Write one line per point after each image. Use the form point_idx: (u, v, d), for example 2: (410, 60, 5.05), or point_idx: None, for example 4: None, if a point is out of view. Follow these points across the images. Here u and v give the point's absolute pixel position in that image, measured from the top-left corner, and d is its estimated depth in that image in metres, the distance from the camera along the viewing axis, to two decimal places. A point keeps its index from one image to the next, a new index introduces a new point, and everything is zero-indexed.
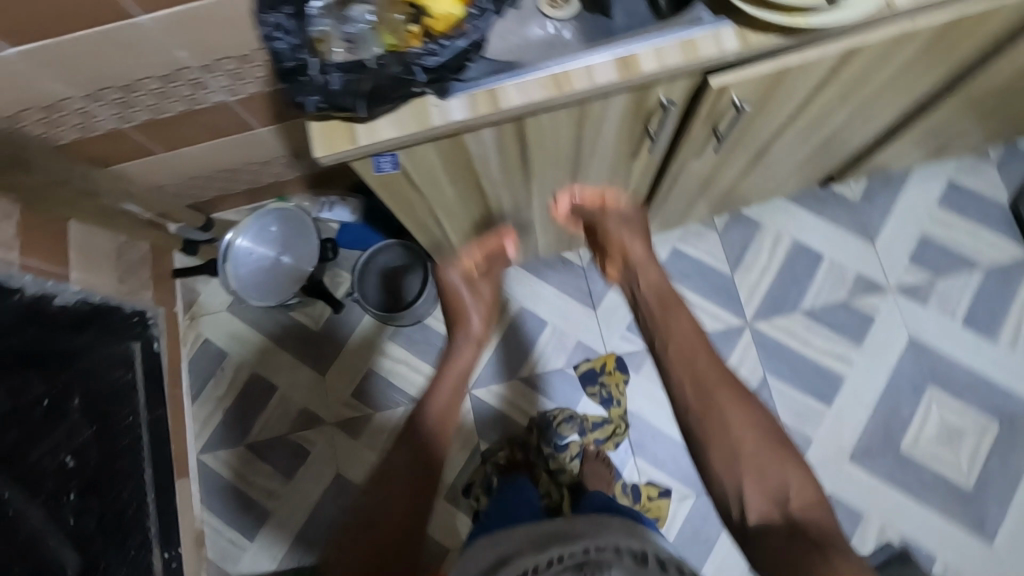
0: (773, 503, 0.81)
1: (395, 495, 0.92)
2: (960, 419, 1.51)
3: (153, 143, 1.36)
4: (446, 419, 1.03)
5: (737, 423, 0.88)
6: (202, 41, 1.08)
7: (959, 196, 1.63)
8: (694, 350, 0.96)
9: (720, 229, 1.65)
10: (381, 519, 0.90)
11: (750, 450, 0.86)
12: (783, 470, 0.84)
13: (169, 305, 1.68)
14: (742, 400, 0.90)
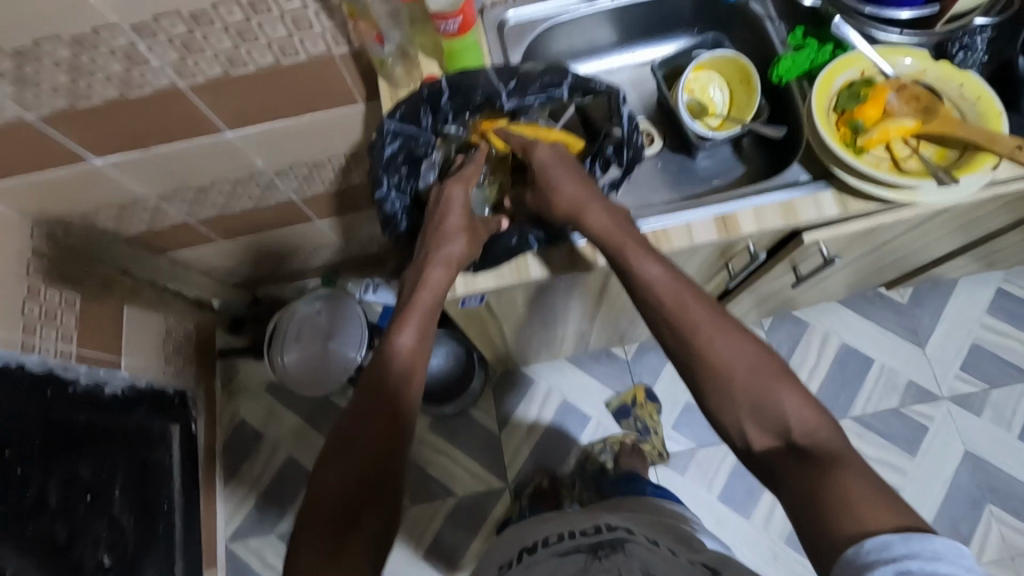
0: (774, 434, 0.68)
1: (365, 438, 0.75)
2: (1022, 542, 1.44)
3: (215, 232, 1.38)
4: (420, 353, 0.80)
5: (729, 363, 0.71)
6: (282, 150, 1.11)
7: (1010, 303, 1.62)
8: (677, 303, 0.74)
9: (766, 328, 1.65)
10: (350, 471, 0.74)
11: (744, 392, 0.70)
12: (786, 394, 0.69)
13: (209, 383, 1.67)
14: (725, 329, 0.73)
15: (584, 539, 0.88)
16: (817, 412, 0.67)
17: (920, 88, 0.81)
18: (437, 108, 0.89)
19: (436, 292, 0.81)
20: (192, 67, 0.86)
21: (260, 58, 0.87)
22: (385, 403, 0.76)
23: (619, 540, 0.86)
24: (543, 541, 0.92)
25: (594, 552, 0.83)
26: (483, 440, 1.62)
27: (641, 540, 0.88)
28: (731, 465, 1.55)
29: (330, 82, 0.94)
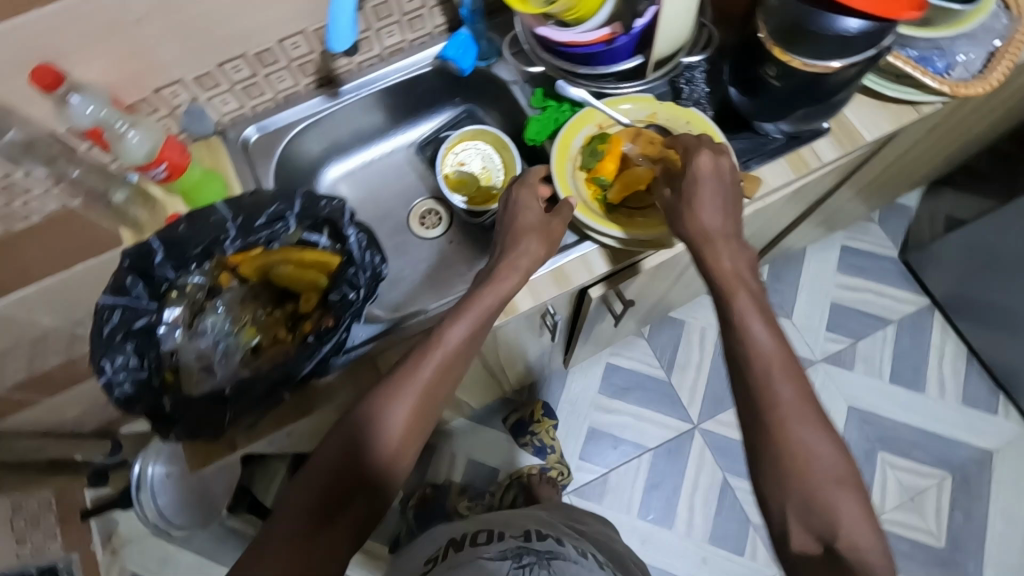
0: (816, 542, 0.60)
1: (334, 497, 0.60)
2: (917, 479, 1.52)
3: (39, 393, 1.26)
4: (413, 437, 0.66)
5: (800, 442, 0.62)
6: (71, 303, 1.01)
7: (856, 258, 1.72)
8: (767, 370, 0.64)
9: (648, 335, 1.68)
10: (312, 536, 0.58)
11: (800, 487, 0.61)
12: (840, 494, 0.60)
13: (85, 546, 1.51)
14: (808, 415, 0.62)
15: (512, 544, 0.91)
16: (876, 536, 0.59)
17: (654, 130, 0.76)
18: (149, 271, 0.72)
19: (459, 359, 0.69)
20: None
21: None
22: (364, 469, 0.63)
23: (547, 552, 0.90)
24: (471, 539, 0.93)
25: (522, 559, 0.86)
26: (396, 523, 1.55)
27: (571, 552, 0.92)
28: (644, 481, 1.55)
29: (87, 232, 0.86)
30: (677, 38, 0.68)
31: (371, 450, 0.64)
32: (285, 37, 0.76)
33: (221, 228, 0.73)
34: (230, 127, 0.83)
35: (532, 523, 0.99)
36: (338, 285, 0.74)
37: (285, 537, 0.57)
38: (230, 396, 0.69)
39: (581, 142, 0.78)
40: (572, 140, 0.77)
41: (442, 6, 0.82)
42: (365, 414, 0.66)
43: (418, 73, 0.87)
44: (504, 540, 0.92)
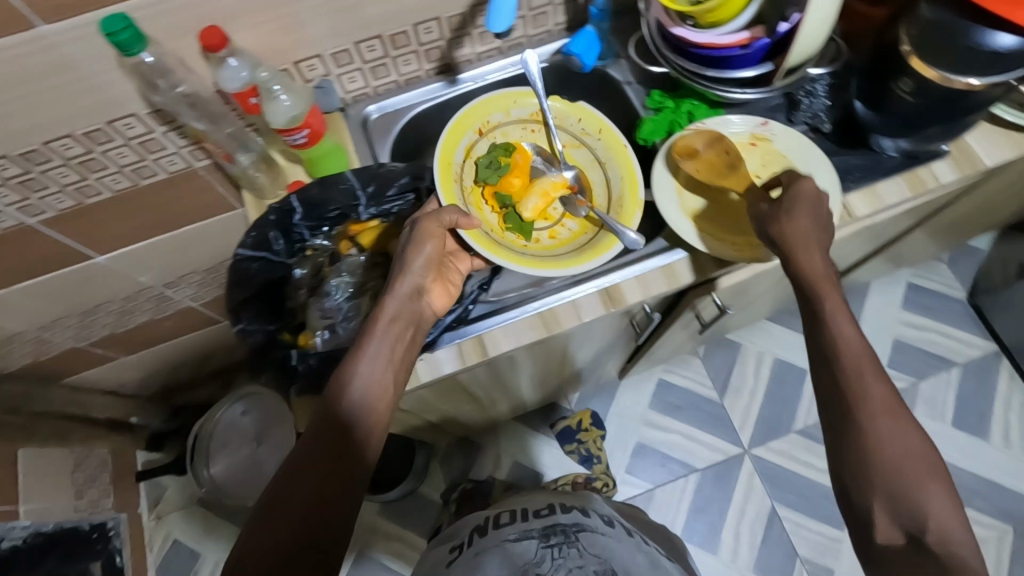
0: (903, 529, 0.61)
1: (331, 469, 0.62)
2: (977, 528, 1.47)
3: (116, 351, 1.30)
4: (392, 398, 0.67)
5: (883, 438, 0.63)
6: (169, 263, 1.05)
7: (923, 298, 1.69)
8: (857, 370, 0.65)
9: (703, 354, 1.66)
10: (316, 500, 0.61)
11: (889, 474, 0.62)
12: (928, 493, 0.61)
13: (133, 508, 1.53)
14: (895, 411, 0.64)
15: (536, 524, 0.89)
16: (966, 530, 0.59)
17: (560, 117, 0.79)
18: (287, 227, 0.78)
19: (409, 315, 0.70)
20: (39, 204, 0.80)
21: (114, 184, 0.82)
22: (346, 439, 0.64)
23: (575, 526, 0.89)
24: (495, 522, 0.92)
25: (550, 540, 0.85)
26: (437, 516, 1.55)
27: (598, 524, 0.91)
28: (690, 501, 1.53)
29: (200, 194, 0.90)
30: (812, 49, 0.68)
31: (351, 416, 0.65)
32: (420, 21, 0.76)
33: (354, 193, 0.77)
34: (350, 104, 0.85)
35: (554, 499, 0.97)
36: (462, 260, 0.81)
37: (290, 507, 0.60)
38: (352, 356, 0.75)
39: (464, 150, 0.81)
40: (453, 157, 0.79)
41: (566, 6, 0.83)
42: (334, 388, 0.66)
43: (534, 69, 0.88)
44: (528, 520, 0.91)
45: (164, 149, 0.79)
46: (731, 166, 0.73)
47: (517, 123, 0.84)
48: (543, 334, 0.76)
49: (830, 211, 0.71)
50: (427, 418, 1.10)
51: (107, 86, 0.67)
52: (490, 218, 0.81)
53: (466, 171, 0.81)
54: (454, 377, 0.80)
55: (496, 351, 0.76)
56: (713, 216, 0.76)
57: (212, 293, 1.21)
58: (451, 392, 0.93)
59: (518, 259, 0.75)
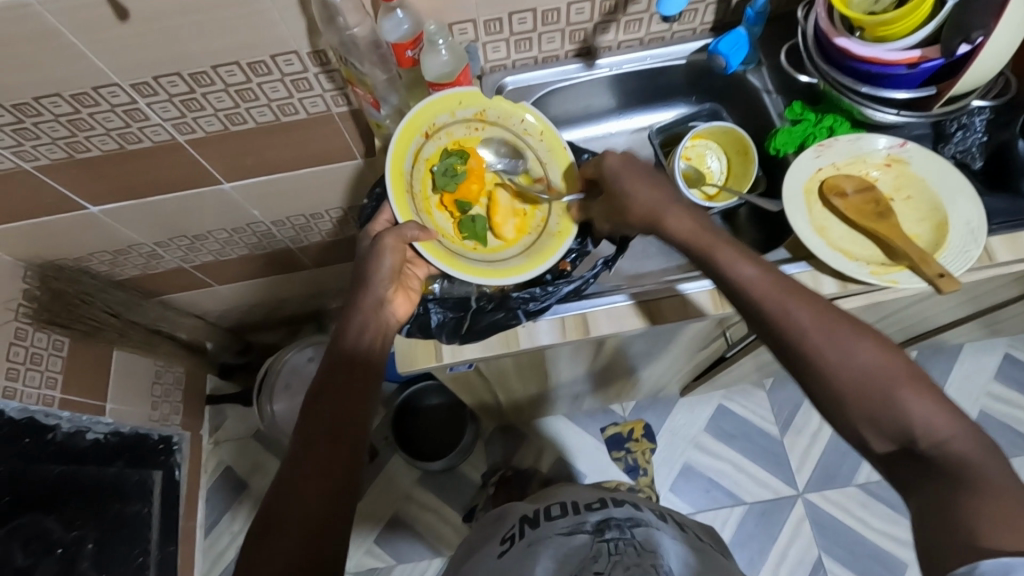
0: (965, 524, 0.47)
1: (326, 468, 0.60)
2: None
3: (212, 278, 1.38)
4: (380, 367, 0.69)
5: (834, 360, 0.57)
6: (283, 203, 1.11)
7: (1019, 372, 1.57)
8: (780, 309, 0.61)
9: (768, 388, 1.61)
10: (314, 499, 0.58)
11: (853, 390, 0.57)
12: (905, 400, 0.55)
13: (196, 429, 1.62)
14: (833, 325, 0.58)
15: (590, 517, 0.86)
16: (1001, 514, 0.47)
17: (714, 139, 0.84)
18: None
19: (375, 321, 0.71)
20: (191, 124, 0.87)
21: (259, 116, 0.87)
22: (332, 440, 0.62)
23: (629, 520, 0.85)
24: (545, 514, 0.90)
25: (605, 536, 0.81)
26: (474, 495, 1.57)
27: (652, 519, 0.87)
28: (731, 533, 1.49)
29: (328, 140, 0.95)
30: (982, 78, 0.65)
31: (338, 407, 0.64)
32: (575, 1, 0.77)
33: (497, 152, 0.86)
34: (487, 74, 0.87)
35: (605, 493, 0.95)
36: (579, 237, 0.86)
37: (286, 509, 0.57)
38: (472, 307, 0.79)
39: (413, 156, 0.80)
40: (403, 166, 0.78)
41: (718, 6, 0.82)
42: (313, 398, 0.65)
43: (671, 64, 0.87)
44: (581, 514, 0.88)
45: (310, 90, 0.84)
46: (881, 214, 0.71)
47: (461, 123, 0.83)
48: (645, 324, 0.79)
49: (976, 241, 0.68)
50: (495, 394, 1.13)
51: (280, 21, 0.72)
52: (445, 223, 0.83)
53: (414, 176, 0.80)
54: (542, 351, 0.83)
55: (596, 332, 0.79)
56: (841, 236, 0.72)
57: (309, 237, 1.27)
58: (532, 368, 0.96)
59: (472, 271, 0.78)
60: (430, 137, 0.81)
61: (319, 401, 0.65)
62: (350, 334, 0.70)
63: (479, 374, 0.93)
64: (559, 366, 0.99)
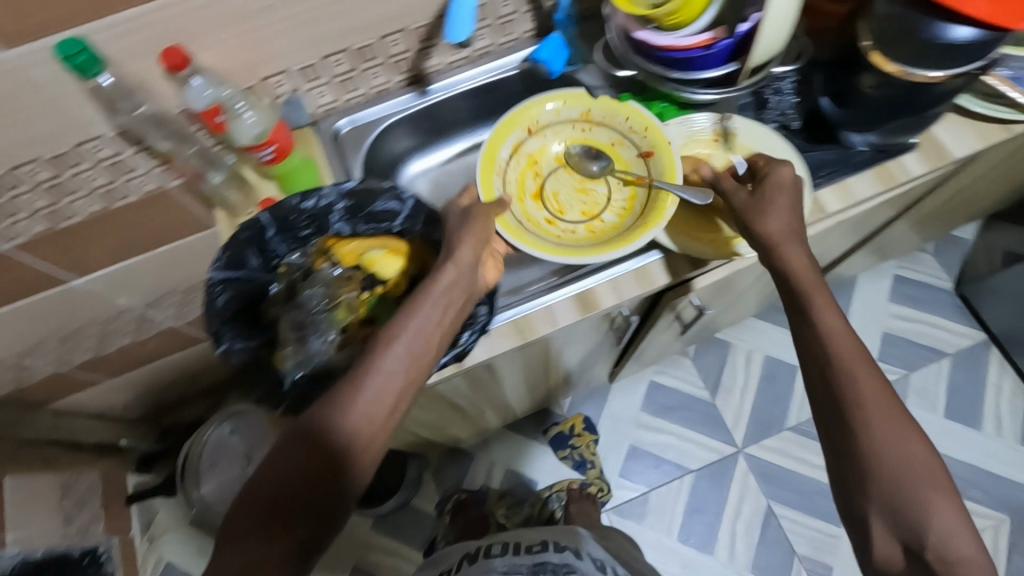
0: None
1: (283, 543, 0.53)
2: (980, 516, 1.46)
3: (98, 374, 1.28)
4: (386, 428, 0.58)
5: (884, 441, 0.61)
6: (151, 281, 1.04)
7: (910, 289, 1.67)
8: (849, 377, 0.63)
9: (692, 354, 1.65)
10: (277, 528, 0.54)
11: (886, 472, 0.60)
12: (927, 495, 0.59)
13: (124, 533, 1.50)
14: (892, 412, 0.62)
15: (526, 559, 0.88)
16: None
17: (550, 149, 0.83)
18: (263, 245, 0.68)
19: (430, 329, 0.61)
20: (11, 229, 0.79)
21: (85, 207, 0.81)
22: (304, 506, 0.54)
23: (565, 566, 0.87)
24: (486, 553, 0.91)
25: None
26: (432, 527, 1.53)
27: (590, 567, 0.88)
28: (686, 502, 1.51)
29: (173, 215, 0.89)
30: (773, 50, 0.68)
31: (316, 477, 0.55)
32: (387, 34, 0.76)
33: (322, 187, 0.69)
34: (321, 119, 0.84)
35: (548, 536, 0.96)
36: None
37: (238, 566, 0.51)
38: None
39: (512, 149, 0.80)
40: (498, 152, 0.79)
41: (533, 13, 0.83)
42: (304, 441, 0.56)
43: (503, 76, 0.88)
44: (519, 554, 0.89)
45: (135, 170, 0.79)
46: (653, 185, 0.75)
47: (565, 123, 0.82)
48: (518, 342, 0.74)
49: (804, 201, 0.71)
50: (417, 432, 1.11)
51: (71, 108, 0.66)
52: (530, 208, 0.80)
53: (512, 167, 0.80)
54: (432, 387, 0.80)
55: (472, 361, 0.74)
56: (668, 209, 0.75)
57: (194, 310, 1.20)
58: (431, 406, 0.94)
59: (550, 247, 0.75)
60: (533, 135, 0.81)
61: (326, 427, 0.57)
62: (378, 365, 0.58)
63: None
64: (465, 396, 0.98)
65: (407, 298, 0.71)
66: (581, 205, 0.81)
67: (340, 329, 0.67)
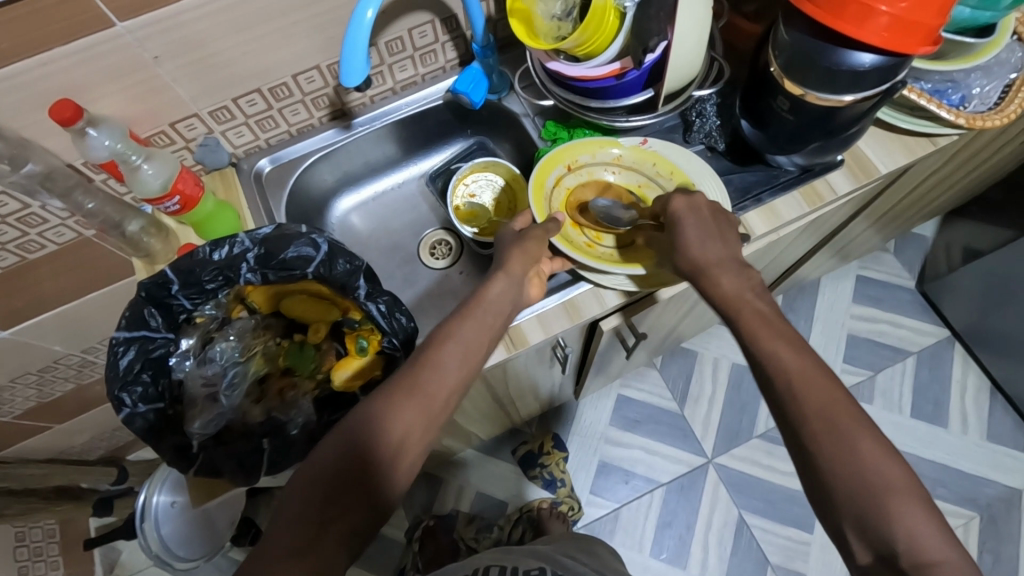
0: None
1: (326, 548, 0.48)
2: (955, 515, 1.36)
3: (48, 420, 1.24)
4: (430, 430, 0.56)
5: (832, 456, 0.50)
6: (83, 331, 1.01)
7: (873, 292, 1.56)
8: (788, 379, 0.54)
9: (659, 364, 1.61)
10: (321, 533, 0.49)
11: (844, 488, 0.50)
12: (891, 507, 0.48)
13: None
14: (840, 422, 0.51)
15: None
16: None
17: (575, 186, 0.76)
18: (168, 303, 0.66)
19: (483, 330, 0.62)
20: None
21: None
22: (364, 490, 0.51)
23: None
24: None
25: None
26: (401, 556, 1.47)
27: None
28: (657, 515, 1.46)
29: (98, 261, 0.87)
30: (687, 76, 0.68)
31: (366, 477, 0.51)
32: (299, 71, 0.75)
33: (227, 239, 0.66)
34: (242, 159, 0.82)
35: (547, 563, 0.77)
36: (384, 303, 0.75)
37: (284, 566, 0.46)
38: (259, 423, 0.69)
39: (554, 183, 0.75)
40: (544, 183, 0.73)
41: (454, 42, 0.82)
42: (363, 424, 0.54)
43: (429, 107, 0.86)
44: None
45: (47, 222, 0.76)
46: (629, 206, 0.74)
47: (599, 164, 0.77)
48: None
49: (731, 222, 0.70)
50: None
51: None
52: (578, 237, 0.74)
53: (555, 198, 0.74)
54: None
55: None
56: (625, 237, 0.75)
57: None
58: None
59: (600, 266, 0.70)
60: (573, 171, 0.76)
61: (384, 423, 0.54)
62: (435, 359, 0.58)
63: None
64: None
65: (325, 344, 0.74)
66: (616, 236, 0.76)
67: (254, 382, 0.71)
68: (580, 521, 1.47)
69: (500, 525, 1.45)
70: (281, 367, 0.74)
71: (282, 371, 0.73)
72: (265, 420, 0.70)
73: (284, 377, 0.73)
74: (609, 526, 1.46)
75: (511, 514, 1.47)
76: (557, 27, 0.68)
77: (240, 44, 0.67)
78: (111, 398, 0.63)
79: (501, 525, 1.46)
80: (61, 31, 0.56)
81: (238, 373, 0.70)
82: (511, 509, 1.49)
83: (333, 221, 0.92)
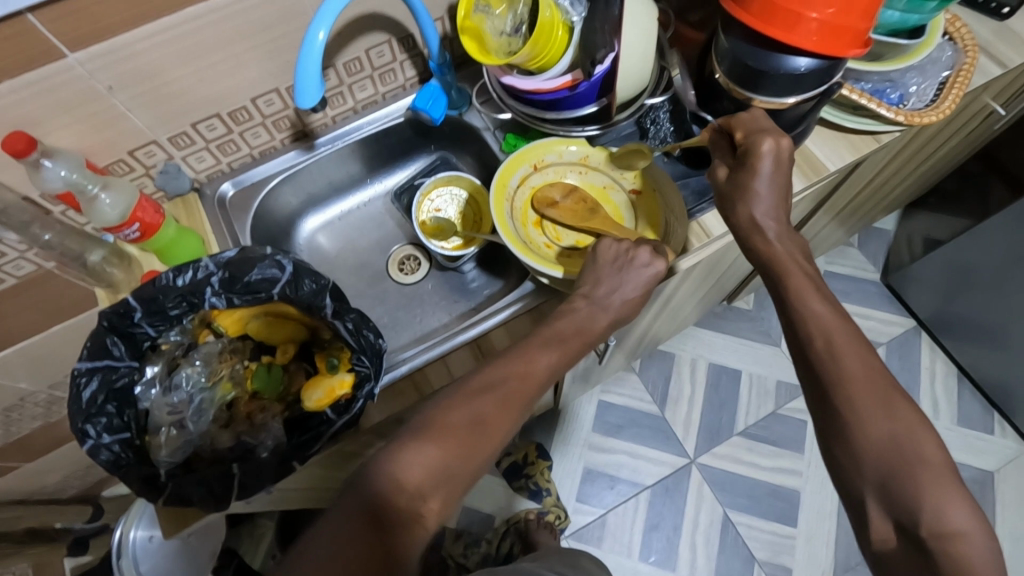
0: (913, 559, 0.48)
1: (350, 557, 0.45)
2: None
3: (13, 460, 1.19)
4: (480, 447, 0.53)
5: (872, 419, 0.52)
6: (47, 366, 0.99)
7: (841, 286, 1.60)
8: (829, 351, 0.54)
9: (638, 368, 1.62)
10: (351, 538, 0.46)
11: (873, 458, 0.51)
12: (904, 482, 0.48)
13: None
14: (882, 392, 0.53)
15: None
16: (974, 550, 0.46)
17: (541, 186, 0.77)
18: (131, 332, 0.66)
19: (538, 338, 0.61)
20: None
21: None
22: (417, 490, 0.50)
23: None
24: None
25: None
26: None
27: None
28: (644, 518, 1.47)
29: (62, 292, 0.86)
30: (637, 85, 0.70)
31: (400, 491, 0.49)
32: (259, 95, 0.75)
33: (192, 263, 0.66)
34: (205, 184, 0.82)
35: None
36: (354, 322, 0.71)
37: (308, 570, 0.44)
38: (229, 449, 0.69)
39: (518, 182, 0.77)
40: (508, 184, 0.75)
41: (412, 61, 0.83)
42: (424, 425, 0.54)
43: (391, 125, 0.87)
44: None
45: (6, 256, 0.75)
46: (593, 210, 0.75)
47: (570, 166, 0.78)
48: (415, 398, 0.73)
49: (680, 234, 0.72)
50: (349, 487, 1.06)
51: None
52: (537, 237, 0.75)
53: (518, 198, 0.76)
54: (328, 460, 0.75)
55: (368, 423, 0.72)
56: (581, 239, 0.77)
57: None
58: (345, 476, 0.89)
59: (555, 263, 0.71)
60: (539, 170, 0.78)
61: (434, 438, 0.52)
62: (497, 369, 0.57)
63: (284, 497, 0.84)
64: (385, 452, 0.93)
65: (293, 365, 0.75)
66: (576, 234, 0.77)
67: (222, 406, 0.71)
68: (567, 531, 1.47)
69: (487, 539, 1.44)
70: (250, 391, 0.73)
71: (251, 395, 0.73)
72: (235, 444, 0.69)
73: (252, 402, 0.72)
74: (596, 531, 1.47)
75: (498, 526, 1.46)
76: (507, 42, 0.69)
77: (195, 70, 0.68)
78: (77, 430, 0.62)
79: (488, 538, 1.45)
80: (14, 64, 0.56)
81: (206, 399, 0.70)
82: (498, 523, 1.47)
83: (301, 242, 0.92)
